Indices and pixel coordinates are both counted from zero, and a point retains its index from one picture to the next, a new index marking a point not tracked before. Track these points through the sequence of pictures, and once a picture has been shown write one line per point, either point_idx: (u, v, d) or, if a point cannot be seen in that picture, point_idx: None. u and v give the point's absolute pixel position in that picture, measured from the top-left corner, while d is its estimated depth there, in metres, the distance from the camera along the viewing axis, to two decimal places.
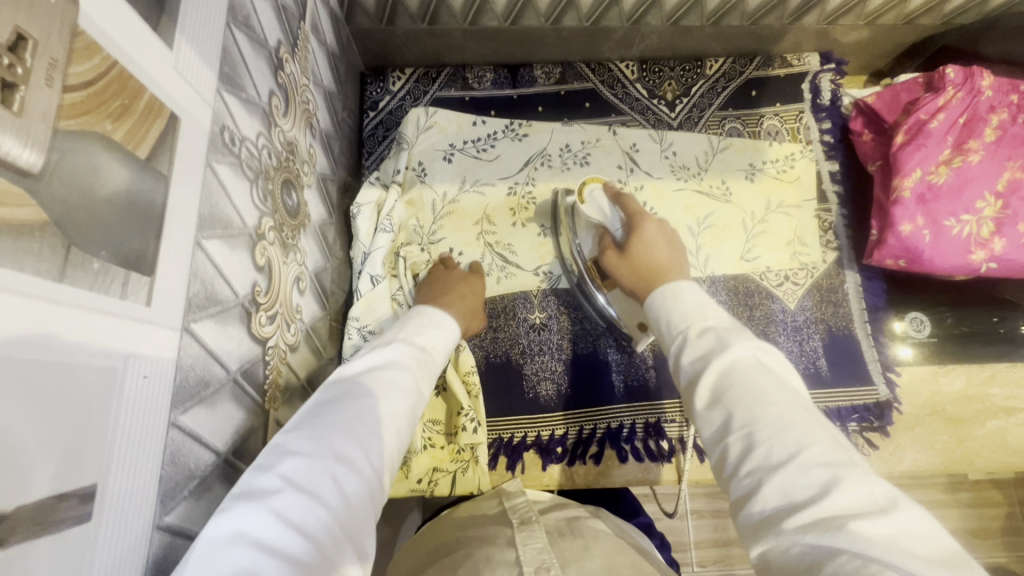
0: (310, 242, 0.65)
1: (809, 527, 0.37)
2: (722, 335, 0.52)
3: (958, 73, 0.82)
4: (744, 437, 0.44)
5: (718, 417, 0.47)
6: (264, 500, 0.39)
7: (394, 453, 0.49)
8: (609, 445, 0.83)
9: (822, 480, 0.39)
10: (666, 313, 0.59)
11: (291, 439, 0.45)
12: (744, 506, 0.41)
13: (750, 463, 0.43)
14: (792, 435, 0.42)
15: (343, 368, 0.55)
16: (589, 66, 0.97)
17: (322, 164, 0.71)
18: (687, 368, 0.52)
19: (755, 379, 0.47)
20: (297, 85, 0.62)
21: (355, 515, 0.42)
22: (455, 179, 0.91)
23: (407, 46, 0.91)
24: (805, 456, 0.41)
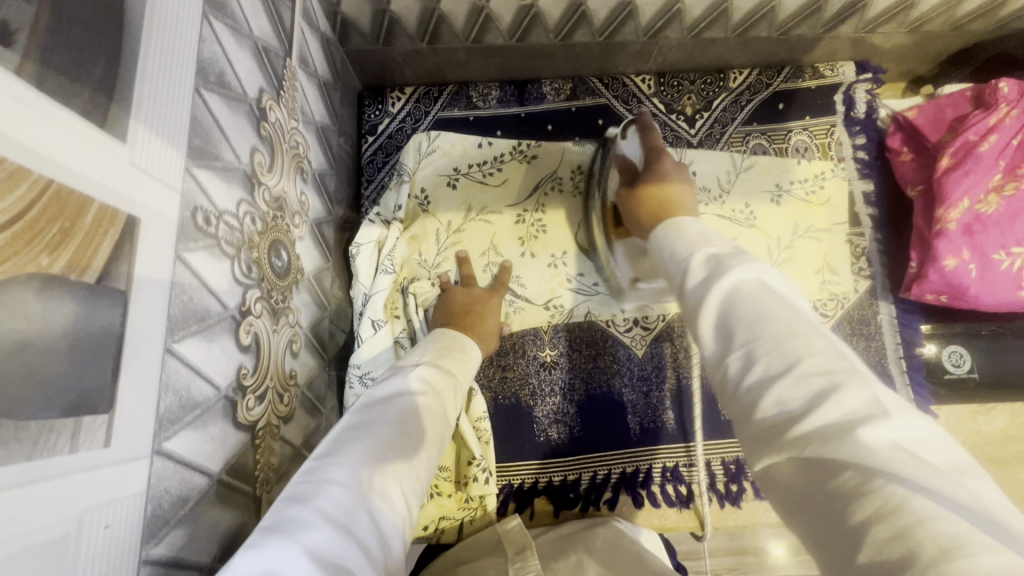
0: (304, 297, 0.61)
1: (811, 438, 0.30)
2: (725, 260, 0.44)
3: (1014, 88, 0.74)
4: (744, 354, 0.37)
5: (720, 341, 0.40)
6: (296, 534, 0.36)
7: (422, 486, 0.46)
8: (626, 491, 0.79)
9: (821, 388, 0.32)
10: (668, 244, 0.52)
11: (321, 467, 0.42)
12: (747, 419, 0.35)
13: (754, 373, 0.36)
14: (795, 345, 0.35)
15: (368, 396, 0.52)
16: (602, 80, 0.90)
17: (316, 208, 0.66)
18: (688, 295, 0.45)
19: (760, 298, 0.39)
20: (283, 131, 0.57)
21: (389, 553, 0.39)
22: (460, 207, 0.86)
23: (407, 66, 0.85)
24: (805, 365, 0.33)
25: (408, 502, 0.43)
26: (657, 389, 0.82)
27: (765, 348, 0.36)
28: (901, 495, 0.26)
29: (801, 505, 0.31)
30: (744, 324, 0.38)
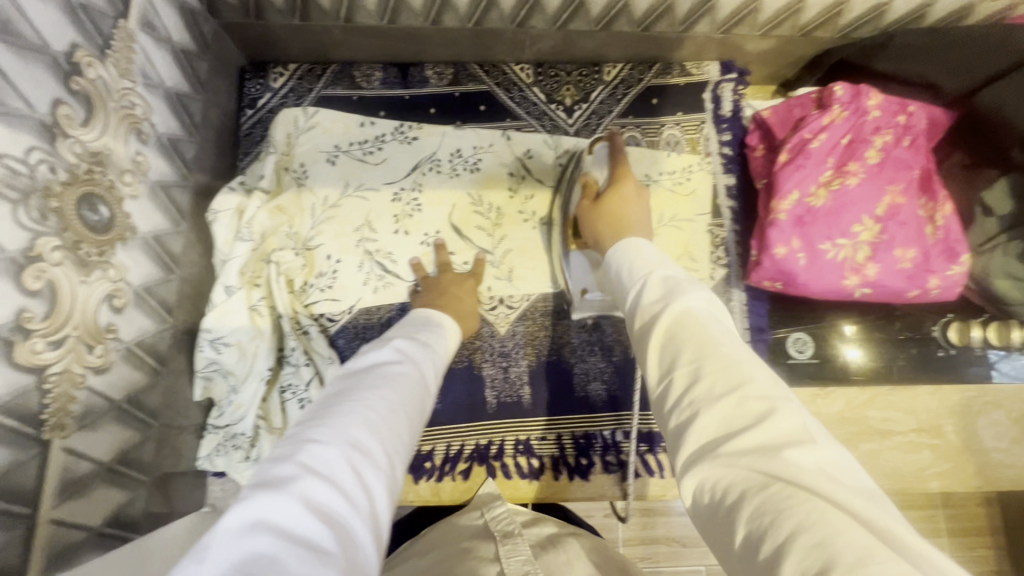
0: (134, 254, 0.62)
1: (748, 453, 0.35)
2: (682, 284, 0.50)
3: (847, 91, 0.79)
4: (690, 372, 0.42)
5: (665, 357, 0.45)
6: (285, 486, 0.39)
7: (405, 447, 0.52)
8: (478, 462, 0.82)
9: (759, 411, 0.38)
10: (627, 262, 0.57)
11: (304, 430, 0.46)
12: (681, 437, 0.40)
13: (699, 392, 0.41)
14: (738, 369, 0.40)
15: (344, 371, 0.58)
16: (483, 67, 0.93)
17: (161, 170, 0.68)
18: (641, 313, 0.50)
19: (707, 325, 0.45)
20: (109, 89, 0.58)
21: (375, 505, 0.44)
22: (338, 182, 0.88)
23: (286, 43, 0.86)
24: (748, 388, 0.39)
25: (393, 459, 0.48)
26: (516, 365, 0.85)
27: (711, 367, 0.41)
28: (818, 509, 0.30)
29: (723, 531, 0.34)
30: (691, 345, 0.44)
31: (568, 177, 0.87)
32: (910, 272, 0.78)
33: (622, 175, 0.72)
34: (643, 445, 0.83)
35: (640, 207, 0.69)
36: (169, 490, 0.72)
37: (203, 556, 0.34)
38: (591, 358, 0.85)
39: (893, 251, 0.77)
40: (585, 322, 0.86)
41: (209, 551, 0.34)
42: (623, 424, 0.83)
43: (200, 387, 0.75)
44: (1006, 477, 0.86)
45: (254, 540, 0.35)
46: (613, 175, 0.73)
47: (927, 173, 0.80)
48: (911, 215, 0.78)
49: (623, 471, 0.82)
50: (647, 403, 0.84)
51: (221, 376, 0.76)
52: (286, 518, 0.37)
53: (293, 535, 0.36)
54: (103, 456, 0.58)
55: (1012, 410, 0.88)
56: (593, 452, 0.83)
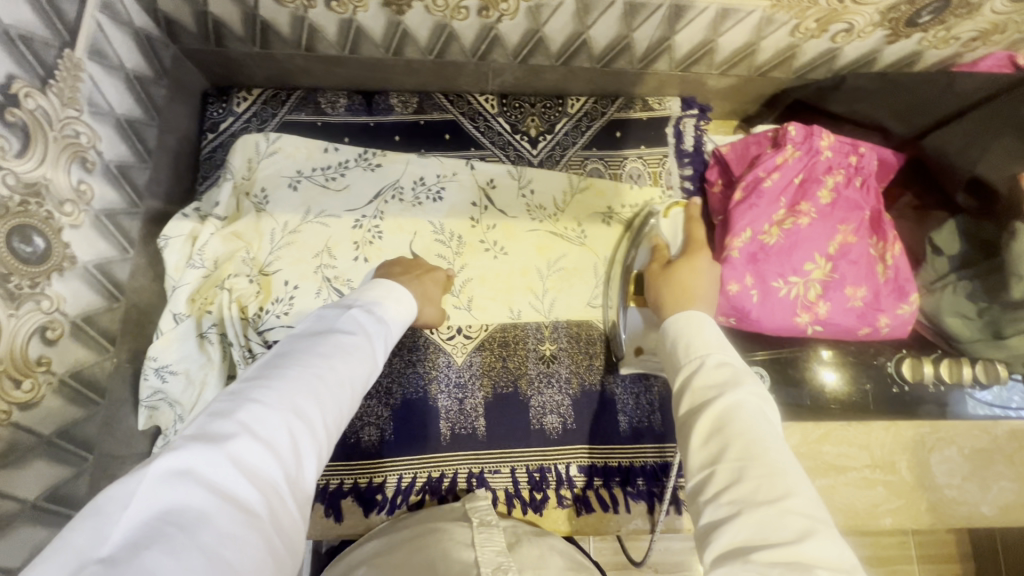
0: (72, 285, 0.61)
1: (782, 563, 0.36)
2: (739, 373, 0.50)
3: (800, 131, 0.81)
4: (736, 468, 0.42)
5: (710, 447, 0.45)
6: (218, 441, 0.38)
7: (346, 420, 0.51)
8: (430, 495, 0.81)
9: (799, 529, 0.38)
10: (683, 336, 0.56)
11: (247, 387, 0.45)
12: (715, 529, 0.40)
13: (738, 491, 0.41)
14: (781, 481, 0.41)
15: (296, 330, 0.55)
16: (447, 97, 0.94)
17: (107, 198, 0.67)
18: (692, 394, 0.50)
19: (756, 425, 0.45)
20: (50, 119, 0.57)
21: (306, 473, 0.43)
22: (298, 209, 0.87)
23: (248, 68, 0.86)
24: (791, 503, 0.39)
25: (331, 430, 0.47)
26: (472, 397, 0.84)
27: (759, 471, 0.41)
28: None
29: None
30: (738, 442, 0.43)
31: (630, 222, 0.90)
32: (860, 311, 0.79)
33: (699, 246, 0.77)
34: (598, 480, 0.82)
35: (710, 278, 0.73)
36: None
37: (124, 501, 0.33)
38: (548, 390, 0.85)
39: (843, 290, 0.78)
40: (542, 353, 0.86)
41: (133, 499, 0.34)
42: (579, 457, 0.83)
43: (144, 416, 0.74)
44: (958, 513, 0.87)
45: (178, 494, 0.34)
46: (692, 242, 0.79)
47: (877, 214, 0.82)
48: (861, 255, 0.80)
49: (579, 505, 0.81)
50: (601, 437, 0.84)
51: (167, 404, 0.75)
52: (215, 475, 0.36)
53: (220, 495, 0.36)
54: (27, 494, 0.56)
55: (965, 446, 0.89)
56: (548, 486, 0.82)
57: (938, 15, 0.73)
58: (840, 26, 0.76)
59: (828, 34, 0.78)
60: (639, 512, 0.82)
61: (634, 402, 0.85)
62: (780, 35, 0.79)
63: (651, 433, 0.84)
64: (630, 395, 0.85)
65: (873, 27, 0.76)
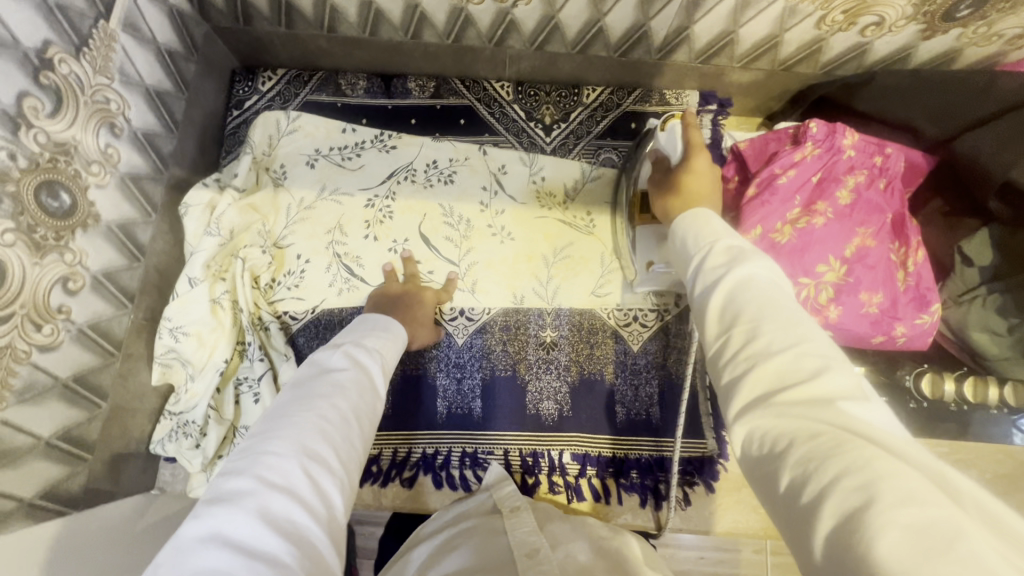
0: (94, 241, 0.65)
1: (801, 403, 0.34)
2: (747, 253, 0.47)
3: (821, 128, 0.78)
4: (747, 328, 0.40)
5: (724, 315, 0.42)
6: (240, 504, 0.38)
7: (362, 452, 0.50)
8: (422, 471, 0.82)
9: (814, 368, 0.36)
10: (688, 228, 0.54)
11: (255, 442, 0.44)
12: (733, 390, 0.38)
13: (754, 348, 0.39)
14: (795, 329, 0.38)
15: (290, 378, 0.53)
16: (464, 83, 0.95)
17: (133, 163, 0.71)
18: (702, 277, 0.48)
19: (770, 290, 0.42)
20: (82, 84, 0.61)
21: (335, 511, 0.43)
22: (314, 185, 0.90)
23: (274, 49, 0.90)
24: (806, 347, 0.37)
25: (348, 467, 0.47)
26: (470, 378, 0.85)
27: (772, 322, 0.39)
28: (870, 455, 0.29)
29: (769, 482, 0.33)
30: (752, 306, 0.41)
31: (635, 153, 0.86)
32: (874, 317, 0.75)
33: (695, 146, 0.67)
34: (591, 469, 0.82)
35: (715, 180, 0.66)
36: (118, 470, 0.74)
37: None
38: (545, 376, 0.85)
39: (858, 295, 0.75)
40: (543, 340, 0.86)
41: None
42: (572, 446, 0.83)
43: (158, 373, 0.78)
44: None
45: (208, 563, 0.34)
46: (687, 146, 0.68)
47: (900, 217, 0.78)
48: (880, 259, 0.76)
49: (571, 492, 0.81)
50: (596, 427, 0.83)
51: (181, 364, 0.79)
52: (241, 534, 0.36)
53: (253, 550, 0.36)
54: (43, 431, 0.61)
55: (985, 472, 0.85)
56: (540, 471, 0.82)
57: (977, 9, 0.69)
58: (870, 19, 0.73)
59: (857, 27, 0.75)
60: (630, 507, 0.81)
61: (632, 394, 0.84)
62: (804, 27, 0.76)
63: (648, 426, 0.83)
64: (629, 387, 0.84)
65: (905, 21, 0.73)
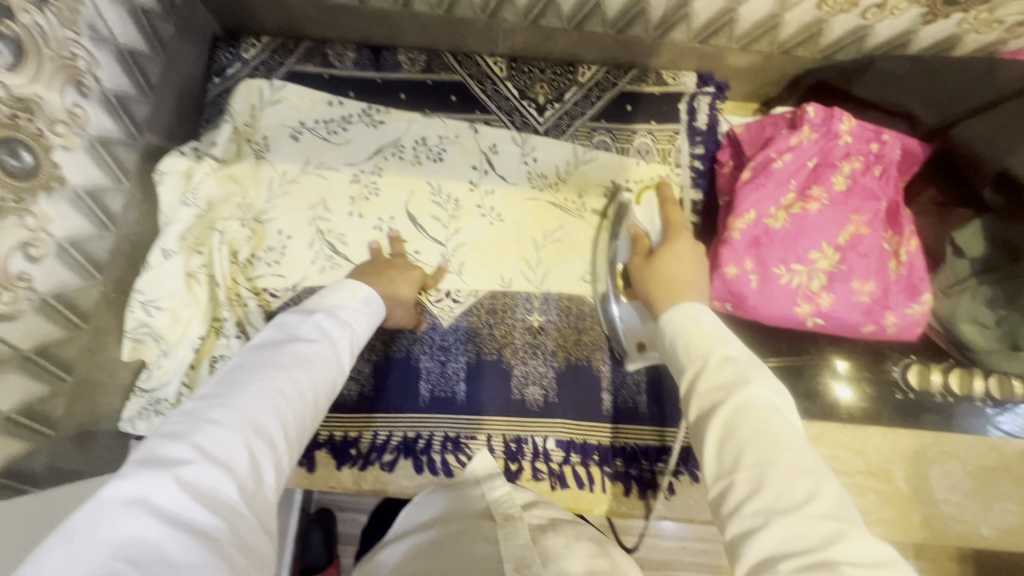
0: (59, 206, 0.62)
1: (812, 568, 0.34)
2: (743, 369, 0.47)
3: (819, 113, 0.77)
4: (753, 476, 0.40)
5: (724, 456, 0.42)
6: (171, 469, 0.36)
7: (311, 431, 0.48)
8: (404, 455, 0.80)
9: (823, 530, 0.36)
10: (677, 336, 0.53)
11: (203, 407, 0.42)
12: (742, 541, 0.38)
13: (760, 500, 0.39)
14: (799, 482, 0.39)
15: (253, 341, 0.51)
16: (456, 57, 0.92)
17: (103, 125, 0.68)
18: (697, 402, 0.47)
19: (772, 423, 0.43)
20: (46, 36, 0.57)
21: (271, 490, 0.41)
22: (297, 159, 0.87)
23: (259, 14, 0.87)
24: (814, 504, 0.37)
25: (293, 446, 0.44)
26: (455, 360, 0.83)
27: (778, 475, 0.39)
28: None
29: None
30: (754, 447, 0.41)
31: (613, 216, 0.85)
32: (866, 307, 0.73)
33: (681, 228, 0.72)
34: (576, 456, 0.80)
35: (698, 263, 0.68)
36: (84, 449, 0.71)
37: (71, 546, 0.31)
38: (532, 361, 0.83)
39: (850, 283, 0.73)
40: (530, 324, 0.84)
41: (82, 535, 0.32)
42: (558, 432, 0.81)
43: (128, 348, 0.75)
44: (954, 533, 0.82)
45: (124, 530, 0.32)
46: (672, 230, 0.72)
47: (895, 205, 0.77)
48: (873, 247, 0.75)
49: (554, 479, 0.79)
50: (582, 413, 0.82)
51: (152, 339, 0.76)
52: (166, 502, 0.35)
53: (173, 523, 0.34)
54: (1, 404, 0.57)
55: (969, 464, 0.84)
56: (524, 458, 0.80)
57: None
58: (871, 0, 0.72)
59: (858, 9, 0.74)
60: (615, 495, 0.79)
61: (620, 380, 0.83)
62: (805, 7, 0.75)
63: (635, 414, 0.82)
64: (617, 373, 0.83)
65: (906, 4, 0.72)
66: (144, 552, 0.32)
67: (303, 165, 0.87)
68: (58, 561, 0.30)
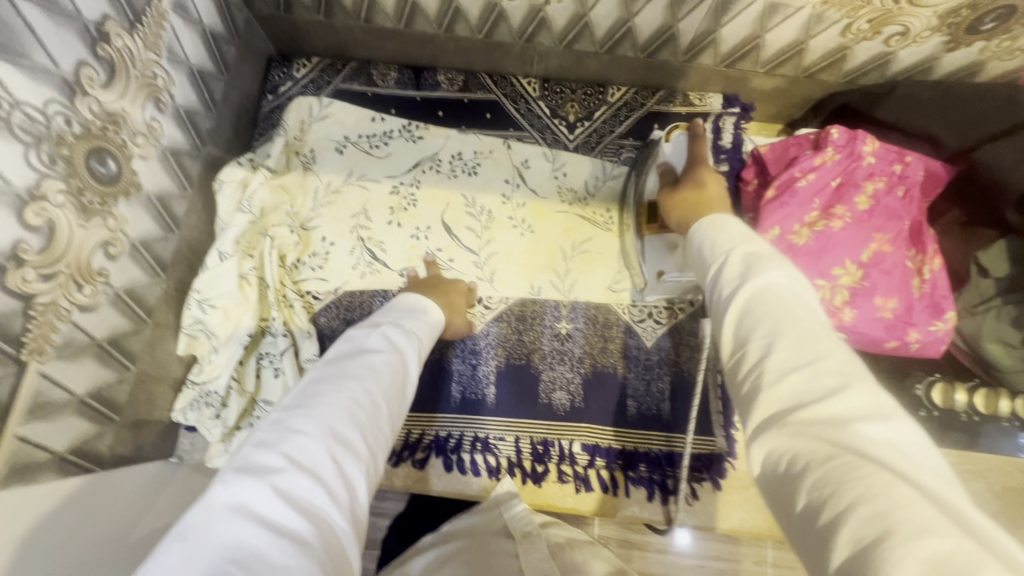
0: (135, 210, 0.68)
1: (816, 425, 0.32)
2: (758, 263, 0.45)
3: (842, 134, 0.79)
4: (765, 343, 0.38)
5: (739, 333, 0.41)
6: (266, 476, 0.36)
7: (386, 443, 0.48)
8: (434, 453, 0.83)
9: (829, 386, 0.33)
10: (707, 239, 0.52)
11: (286, 417, 0.42)
12: (750, 406, 0.36)
13: (770, 369, 0.36)
14: (813, 345, 0.36)
15: (325, 356, 0.52)
16: (492, 78, 0.97)
17: (174, 137, 0.74)
18: (720, 288, 0.46)
19: (790, 306, 0.40)
20: (134, 58, 0.64)
21: (356, 499, 0.41)
22: (342, 170, 0.93)
23: (312, 37, 0.93)
24: (824, 365, 0.35)
25: (372, 456, 0.45)
26: (485, 364, 0.87)
27: (788, 344, 0.37)
28: (882, 482, 0.27)
29: (784, 503, 0.31)
30: (769, 320, 0.39)
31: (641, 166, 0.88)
32: (889, 323, 0.75)
33: (700, 162, 0.69)
34: (600, 460, 0.83)
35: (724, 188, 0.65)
36: (139, 435, 0.76)
37: (182, 549, 0.32)
38: (560, 367, 0.86)
39: (873, 299, 0.75)
40: (558, 331, 0.87)
41: (190, 540, 0.32)
42: (582, 436, 0.83)
43: (184, 343, 0.80)
44: None
45: (229, 534, 0.32)
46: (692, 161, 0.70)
47: (918, 225, 0.79)
48: (896, 265, 0.76)
49: (579, 482, 0.82)
50: (607, 419, 0.84)
51: (205, 335, 0.81)
52: (265, 508, 0.35)
53: (273, 527, 0.34)
54: (77, 388, 0.63)
55: (994, 483, 0.84)
56: (550, 460, 0.83)
57: (1002, 23, 0.71)
58: (894, 28, 0.75)
59: (881, 36, 0.77)
60: (638, 499, 0.82)
61: (644, 388, 0.85)
62: (829, 35, 0.78)
63: (658, 421, 0.84)
64: (642, 381, 0.85)
65: (929, 32, 0.75)
66: (249, 555, 0.32)
67: (347, 176, 0.92)
68: (171, 562, 0.31)
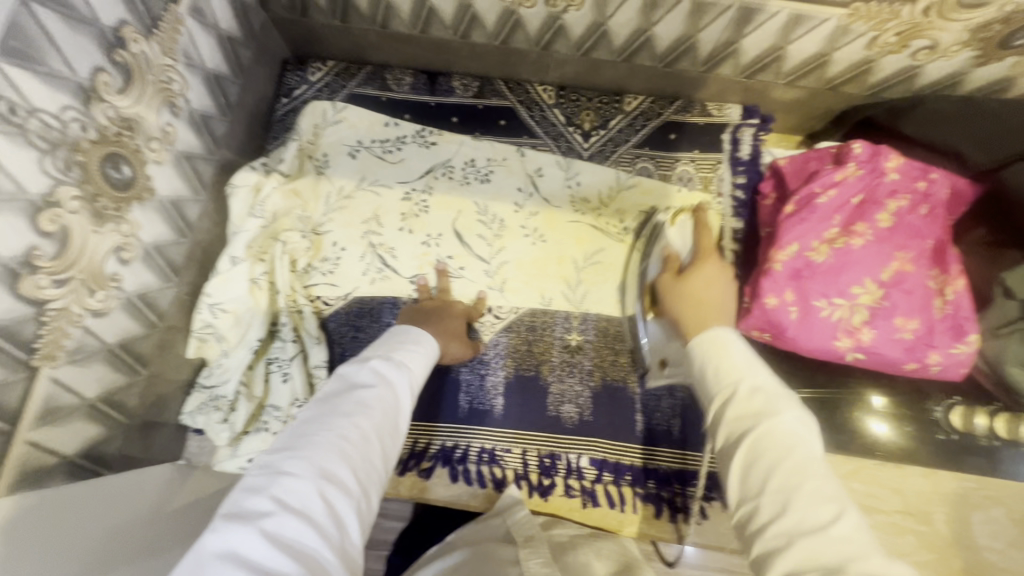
0: (149, 215, 0.68)
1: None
2: (772, 399, 0.46)
3: (865, 150, 0.78)
4: (778, 499, 0.41)
5: (749, 481, 0.43)
6: (255, 522, 0.38)
7: (380, 474, 0.49)
8: (441, 464, 0.83)
9: (841, 547, 0.37)
10: (710, 364, 0.52)
11: (276, 458, 0.44)
12: (768, 559, 0.39)
13: (786, 521, 0.40)
14: (824, 503, 0.39)
15: (318, 392, 0.53)
16: (507, 84, 0.97)
17: (188, 142, 0.74)
18: (725, 428, 0.47)
19: (795, 450, 0.43)
20: (150, 64, 0.64)
21: (347, 536, 0.42)
22: (355, 175, 0.92)
23: (327, 41, 0.93)
24: (837, 524, 0.38)
25: (365, 490, 0.46)
26: (493, 375, 0.86)
27: (803, 501, 0.40)
28: None
29: None
30: (780, 471, 0.42)
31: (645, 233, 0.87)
32: (909, 344, 0.73)
33: (709, 252, 0.71)
34: (607, 475, 0.81)
35: (728, 284, 0.67)
36: (147, 437, 0.77)
37: None
38: (569, 379, 0.85)
39: (892, 320, 0.73)
40: (568, 343, 0.86)
41: None
42: (590, 450, 0.82)
43: (194, 345, 0.80)
44: None
45: None
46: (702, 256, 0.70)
47: (941, 244, 0.77)
48: (917, 285, 0.74)
49: (585, 497, 0.81)
50: (616, 434, 0.83)
51: (215, 339, 0.80)
52: (254, 554, 0.37)
53: (262, 573, 0.36)
54: (87, 392, 0.63)
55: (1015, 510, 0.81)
56: (557, 473, 0.82)
57: None
58: (922, 42, 0.73)
59: (909, 50, 0.75)
60: (645, 516, 0.80)
61: (655, 403, 0.84)
62: (854, 47, 0.76)
63: (668, 437, 0.83)
64: (653, 396, 0.84)
65: (958, 46, 0.73)
66: None
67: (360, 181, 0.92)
68: None
